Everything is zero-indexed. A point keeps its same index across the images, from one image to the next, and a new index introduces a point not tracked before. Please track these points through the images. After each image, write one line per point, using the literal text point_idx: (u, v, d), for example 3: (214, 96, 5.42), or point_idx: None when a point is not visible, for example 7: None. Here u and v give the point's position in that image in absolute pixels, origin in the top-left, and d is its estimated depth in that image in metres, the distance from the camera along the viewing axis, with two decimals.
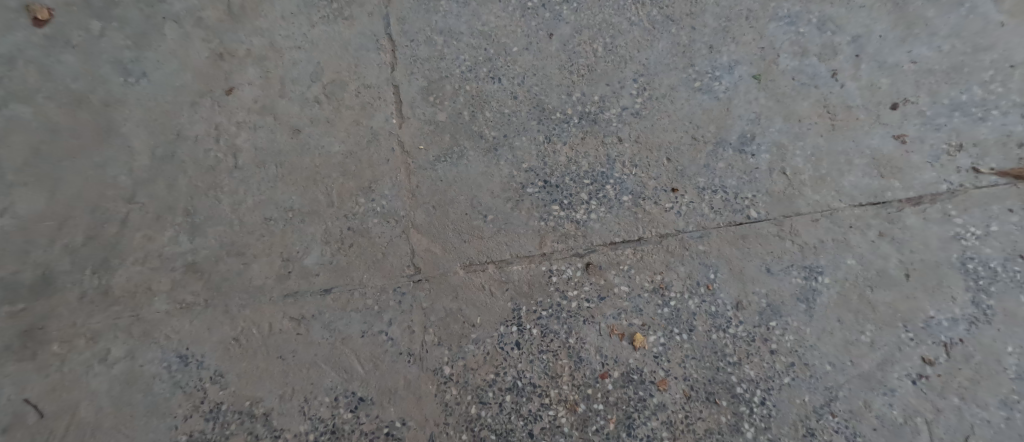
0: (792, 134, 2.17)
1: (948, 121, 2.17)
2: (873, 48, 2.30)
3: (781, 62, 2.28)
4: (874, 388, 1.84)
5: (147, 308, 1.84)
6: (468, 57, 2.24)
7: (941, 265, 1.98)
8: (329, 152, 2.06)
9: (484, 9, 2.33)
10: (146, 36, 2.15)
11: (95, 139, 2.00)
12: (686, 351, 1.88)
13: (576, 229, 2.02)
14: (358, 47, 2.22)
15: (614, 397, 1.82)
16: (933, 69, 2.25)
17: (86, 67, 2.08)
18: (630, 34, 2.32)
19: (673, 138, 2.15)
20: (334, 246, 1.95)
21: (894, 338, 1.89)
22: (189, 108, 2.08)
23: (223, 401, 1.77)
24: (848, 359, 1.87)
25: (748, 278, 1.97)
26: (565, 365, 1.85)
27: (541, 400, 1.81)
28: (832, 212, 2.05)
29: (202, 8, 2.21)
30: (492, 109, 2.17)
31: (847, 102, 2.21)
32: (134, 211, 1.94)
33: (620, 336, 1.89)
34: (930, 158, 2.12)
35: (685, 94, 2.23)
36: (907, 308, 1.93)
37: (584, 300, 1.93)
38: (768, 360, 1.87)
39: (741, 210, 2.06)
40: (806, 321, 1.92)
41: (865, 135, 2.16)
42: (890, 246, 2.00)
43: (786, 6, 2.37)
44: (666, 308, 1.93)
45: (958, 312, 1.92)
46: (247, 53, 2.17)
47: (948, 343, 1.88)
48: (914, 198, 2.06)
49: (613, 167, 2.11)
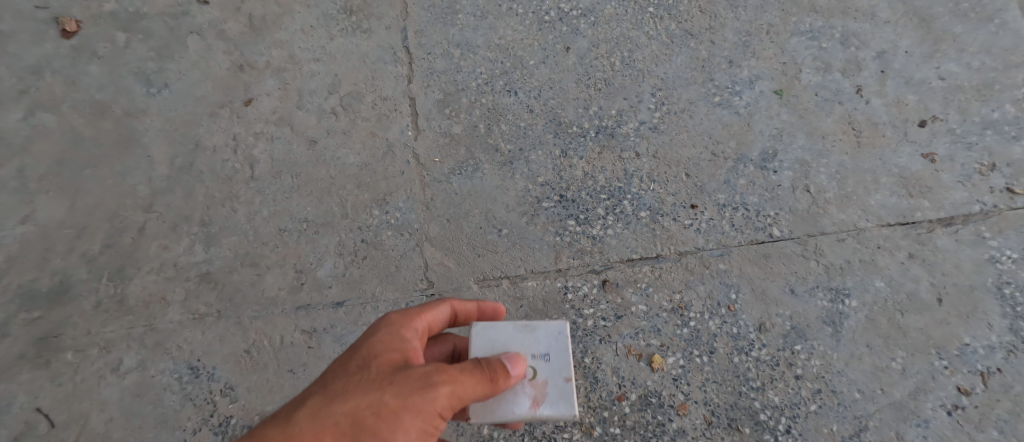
0: (815, 151, 2.11)
1: (979, 139, 2.09)
2: (898, 64, 2.25)
3: (804, 77, 2.24)
4: (906, 419, 1.73)
5: (161, 318, 1.82)
6: (485, 71, 2.24)
7: (975, 290, 1.88)
8: (345, 163, 2.06)
9: (501, 23, 2.33)
10: (169, 48, 2.19)
11: (117, 149, 2.03)
12: (706, 375, 1.80)
13: (593, 244, 1.97)
14: (376, 60, 2.23)
15: (631, 421, 1.75)
16: (962, 86, 2.18)
17: (112, 78, 2.13)
18: (648, 48, 2.30)
19: (692, 154, 2.11)
20: (347, 258, 1.93)
21: (927, 365, 1.79)
22: (209, 119, 2.09)
23: (232, 415, 1.73)
24: (877, 387, 1.77)
25: (772, 299, 1.90)
26: (580, 386, 1.79)
27: (555, 422, 1.75)
28: (858, 231, 1.98)
29: (225, 21, 2.25)
30: (508, 122, 2.15)
31: (873, 119, 2.16)
32: (152, 219, 1.94)
33: (638, 357, 1.82)
34: (961, 178, 2.04)
35: (705, 108, 2.19)
36: (940, 334, 1.83)
37: (600, 319, 1.87)
38: (793, 386, 1.78)
39: (763, 228, 1.99)
40: (833, 346, 1.83)
41: (893, 153, 2.10)
42: (921, 269, 1.92)
43: (808, 21, 2.34)
44: (686, 328, 1.86)
45: (995, 340, 1.81)
46: (267, 65, 2.19)
47: (985, 373, 1.77)
48: (945, 218, 1.98)
49: (631, 183, 2.07)
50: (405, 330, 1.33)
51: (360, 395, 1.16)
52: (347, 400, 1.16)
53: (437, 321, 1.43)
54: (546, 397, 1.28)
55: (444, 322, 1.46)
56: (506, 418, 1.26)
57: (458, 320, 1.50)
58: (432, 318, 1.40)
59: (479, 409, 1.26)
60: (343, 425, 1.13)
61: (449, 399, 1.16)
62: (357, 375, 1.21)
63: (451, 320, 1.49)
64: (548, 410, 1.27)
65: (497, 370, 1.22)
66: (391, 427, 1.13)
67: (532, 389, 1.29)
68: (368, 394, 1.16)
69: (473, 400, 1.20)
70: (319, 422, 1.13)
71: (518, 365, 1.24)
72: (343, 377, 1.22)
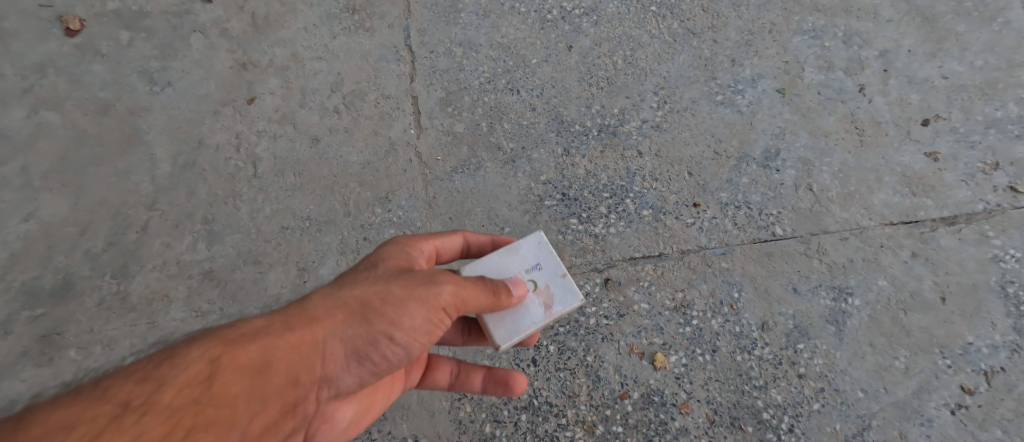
0: (818, 150, 2.11)
1: (982, 138, 2.09)
2: (902, 63, 2.24)
3: (807, 76, 2.24)
4: (910, 418, 1.72)
5: (163, 316, 1.82)
6: (487, 69, 2.24)
7: (978, 289, 1.88)
8: (348, 161, 2.06)
9: (504, 22, 2.34)
10: (173, 47, 2.20)
11: (120, 146, 2.03)
12: (709, 373, 1.79)
13: (595, 243, 1.97)
14: (379, 58, 2.24)
15: (633, 419, 1.74)
16: (965, 85, 2.18)
17: (115, 76, 2.13)
18: (651, 47, 2.30)
19: (694, 152, 2.11)
20: (350, 257, 1.92)
21: (931, 364, 1.78)
22: (211, 117, 2.10)
23: None
24: (881, 386, 1.77)
25: (774, 298, 1.89)
26: (583, 384, 1.78)
27: (558, 421, 1.74)
28: (861, 230, 1.98)
29: (228, 19, 2.26)
30: (510, 121, 2.15)
31: (876, 118, 2.15)
32: (155, 217, 1.94)
33: (640, 355, 1.82)
34: (964, 176, 2.03)
35: (707, 107, 2.19)
36: (944, 333, 1.82)
37: (603, 317, 1.87)
38: (796, 385, 1.78)
39: (766, 227, 1.99)
40: (836, 345, 1.82)
41: (896, 152, 2.09)
42: (924, 267, 1.91)
43: (811, 20, 2.34)
44: (688, 327, 1.86)
45: (998, 339, 1.81)
46: (270, 63, 2.20)
47: (988, 372, 1.77)
48: (948, 217, 1.98)
49: (633, 181, 2.07)
50: (411, 248, 1.44)
51: (367, 285, 1.27)
52: (356, 287, 1.26)
53: (448, 249, 1.55)
54: (553, 298, 1.41)
55: (455, 250, 1.58)
56: (527, 331, 1.37)
57: (468, 250, 1.62)
58: (439, 243, 1.52)
59: (502, 338, 1.35)
60: (350, 306, 1.23)
61: (452, 298, 1.25)
62: (369, 271, 1.33)
63: (462, 251, 1.61)
64: (560, 309, 1.39)
65: (499, 288, 1.32)
66: (393, 313, 1.22)
67: (540, 297, 1.40)
68: (377, 287, 1.25)
69: (474, 308, 1.29)
70: (332, 302, 1.24)
71: (517, 286, 1.36)
72: (354, 273, 1.33)
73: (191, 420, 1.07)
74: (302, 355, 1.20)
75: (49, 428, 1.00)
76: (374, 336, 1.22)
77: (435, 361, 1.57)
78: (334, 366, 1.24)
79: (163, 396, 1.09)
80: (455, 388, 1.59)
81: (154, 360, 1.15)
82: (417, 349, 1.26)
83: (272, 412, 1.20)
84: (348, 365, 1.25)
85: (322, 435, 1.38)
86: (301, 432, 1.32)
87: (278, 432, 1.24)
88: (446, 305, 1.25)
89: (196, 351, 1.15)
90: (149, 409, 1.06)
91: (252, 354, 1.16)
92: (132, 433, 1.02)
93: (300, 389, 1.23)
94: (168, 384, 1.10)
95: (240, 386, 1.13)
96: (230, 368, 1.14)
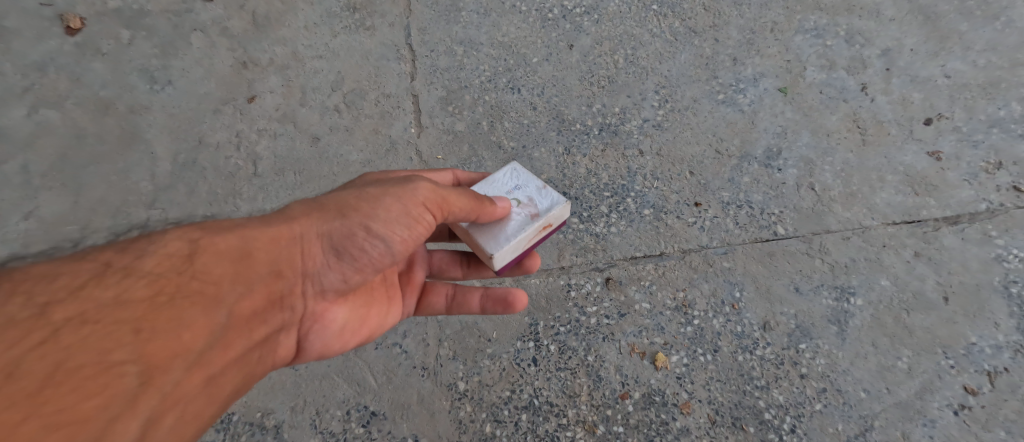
0: (819, 149, 2.10)
1: (985, 137, 2.08)
2: (904, 62, 2.23)
3: (809, 74, 2.23)
4: (913, 418, 1.70)
5: None
6: (488, 68, 2.23)
7: (981, 289, 1.86)
8: (348, 160, 2.04)
9: (505, 21, 2.34)
10: (173, 45, 2.20)
11: (120, 145, 2.03)
12: (710, 373, 1.78)
13: (596, 242, 1.97)
14: (379, 57, 2.23)
15: (635, 419, 1.72)
16: (968, 84, 2.17)
17: (115, 75, 2.13)
18: (652, 46, 2.30)
19: (695, 151, 2.10)
20: None
21: (933, 364, 1.77)
22: (211, 116, 2.10)
23: (235, 412, 1.75)
24: (883, 386, 1.75)
25: (776, 298, 1.88)
26: (584, 383, 1.77)
27: (558, 420, 1.72)
28: (863, 230, 1.97)
29: (229, 18, 2.27)
30: (511, 119, 2.15)
31: (878, 117, 2.15)
32: (155, 216, 1.91)
33: (641, 355, 1.81)
34: (967, 176, 2.02)
35: (708, 106, 2.18)
36: (947, 333, 1.81)
37: (604, 317, 1.86)
38: (798, 385, 1.76)
39: (767, 226, 1.98)
40: (838, 345, 1.81)
41: (898, 151, 2.08)
42: (927, 267, 1.90)
43: (812, 19, 2.34)
44: (689, 326, 1.85)
45: (1002, 340, 1.79)
46: (270, 62, 2.20)
47: (992, 372, 1.75)
48: (951, 217, 1.97)
49: (634, 180, 2.06)
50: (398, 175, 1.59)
51: (347, 190, 1.34)
52: (336, 193, 1.34)
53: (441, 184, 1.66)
54: (536, 208, 1.48)
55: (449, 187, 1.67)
56: (519, 237, 1.42)
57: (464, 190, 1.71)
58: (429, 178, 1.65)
59: (496, 244, 1.40)
60: (330, 205, 1.30)
61: (431, 194, 1.30)
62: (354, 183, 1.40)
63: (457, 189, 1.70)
64: (546, 214, 1.47)
65: (480, 195, 1.39)
66: (371, 205, 1.27)
67: (524, 210, 1.48)
68: (355, 189, 1.32)
69: (454, 212, 1.32)
70: (314, 205, 1.32)
71: (499, 198, 1.45)
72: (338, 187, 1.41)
73: (173, 284, 1.09)
74: (282, 247, 1.27)
75: (29, 278, 1.01)
76: (351, 230, 1.28)
77: (430, 285, 1.68)
78: (316, 261, 1.32)
79: (143, 264, 1.10)
80: (450, 311, 1.68)
81: (136, 237, 1.17)
82: (397, 242, 1.30)
83: (259, 298, 1.24)
84: (330, 260, 1.32)
85: (315, 336, 1.42)
86: (291, 331, 1.37)
87: (266, 323, 1.28)
88: (424, 200, 1.29)
89: (177, 232, 1.18)
90: (131, 271, 1.08)
91: (232, 241, 1.20)
92: (112, 291, 1.03)
93: (285, 281, 1.30)
94: (148, 255, 1.12)
95: (222, 268, 1.16)
96: (211, 248, 1.17)
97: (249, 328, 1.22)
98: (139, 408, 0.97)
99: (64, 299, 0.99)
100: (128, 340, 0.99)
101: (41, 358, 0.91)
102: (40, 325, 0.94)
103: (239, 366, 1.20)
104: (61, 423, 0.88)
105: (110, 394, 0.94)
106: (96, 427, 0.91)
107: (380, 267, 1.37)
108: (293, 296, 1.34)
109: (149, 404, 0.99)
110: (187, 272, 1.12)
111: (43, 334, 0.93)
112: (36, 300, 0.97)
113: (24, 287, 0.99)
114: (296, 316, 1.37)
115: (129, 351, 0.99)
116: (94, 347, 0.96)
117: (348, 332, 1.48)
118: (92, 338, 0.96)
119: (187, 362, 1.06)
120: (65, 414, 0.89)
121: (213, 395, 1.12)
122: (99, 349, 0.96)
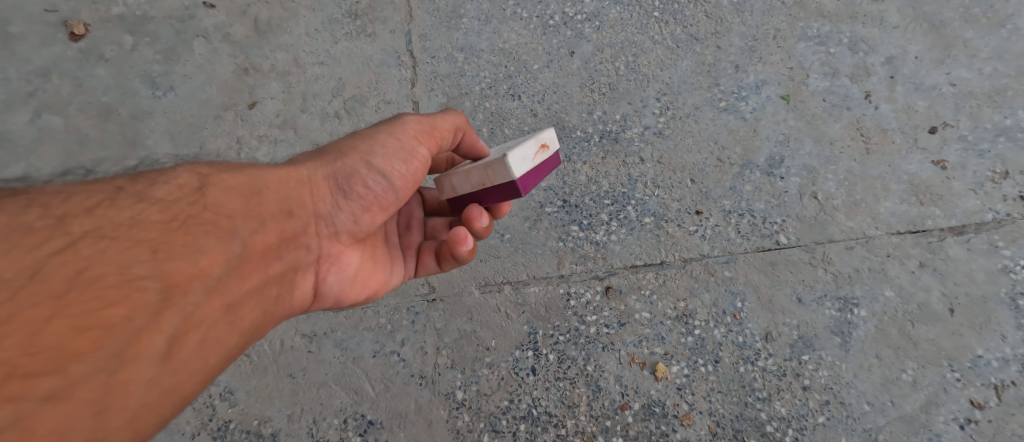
0: (822, 159, 2.08)
1: (991, 147, 2.05)
2: (907, 70, 2.21)
3: (811, 82, 2.21)
4: (917, 432, 1.69)
5: None
6: (488, 75, 2.23)
7: (988, 301, 1.83)
8: None
9: (505, 27, 2.32)
10: (175, 51, 2.21)
11: (122, 151, 2.04)
12: (711, 385, 1.77)
13: (596, 250, 1.95)
14: (380, 63, 2.24)
15: (635, 430, 1.72)
16: (973, 92, 2.15)
17: (118, 81, 2.14)
18: (653, 53, 2.29)
19: (696, 160, 2.09)
20: None
21: (939, 377, 1.74)
22: (213, 122, 2.11)
23: (232, 419, 1.75)
24: (887, 399, 1.73)
25: (778, 308, 1.86)
26: (582, 394, 1.76)
27: (557, 431, 1.73)
28: (867, 239, 1.94)
29: (231, 24, 2.27)
30: (511, 126, 2.15)
31: (882, 125, 2.13)
32: None
33: (641, 365, 1.79)
34: (973, 185, 1.99)
35: (709, 113, 2.17)
36: (953, 346, 1.78)
37: (604, 326, 1.85)
38: (801, 397, 1.75)
39: (770, 236, 1.96)
40: (841, 357, 1.79)
41: (902, 160, 2.06)
42: (932, 278, 1.87)
43: (816, 26, 2.31)
44: (690, 337, 1.83)
45: (1009, 352, 1.76)
46: (272, 68, 2.20)
47: (999, 386, 1.72)
48: (957, 227, 1.94)
49: (635, 188, 2.04)
50: None
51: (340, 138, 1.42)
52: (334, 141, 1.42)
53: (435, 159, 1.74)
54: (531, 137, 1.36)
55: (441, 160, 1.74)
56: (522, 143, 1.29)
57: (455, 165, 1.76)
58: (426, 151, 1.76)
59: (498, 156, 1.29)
60: (330, 151, 1.37)
61: (420, 126, 1.43)
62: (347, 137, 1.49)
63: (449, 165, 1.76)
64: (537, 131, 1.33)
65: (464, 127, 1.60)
66: (369, 143, 1.37)
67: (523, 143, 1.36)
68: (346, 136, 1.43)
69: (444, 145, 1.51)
70: (314, 153, 1.38)
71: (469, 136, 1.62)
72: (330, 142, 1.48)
73: (186, 212, 1.06)
74: (291, 188, 1.28)
75: (43, 194, 0.96)
76: (353, 167, 1.35)
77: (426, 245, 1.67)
78: (327, 203, 1.35)
79: (155, 191, 1.06)
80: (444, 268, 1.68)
81: (144, 172, 1.12)
82: (397, 178, 1.38)
83: (273, 235, 1.20)
84: (338, 201, 1.35)
85: (332, 280, 1.41)
86: (307, 272, 1.33)
87: (283, 261, 1.23)
88: (416, 133, 1.42)
89: (185, 167, 1.15)
90: (144, 196, 1.03)
91: (242, 180, 1.18)
92: (126, 213, 0.98)
93: (296, 220, 1.28)
94: (160, 183, 1.08)
95: (235, 203, 1.14)
96: (222, 185, 1.14)
97: (265, 262, 1.16)
98: (162, 323, 0.90)
99: (81, 214, 0.94)
100: (146, 258, 0.94)
101: (63, 264, 0.85)
102: (60, 234, 0.89)
103: (259, 301, 1.13)
104: (86, 326, 0.82)
105: (132, 306, 0.88)
106: (118, 335, 0.84)
107: (386, 207, 1.43)
108: (306, 234, 1.32)
109: (172, 320, 0.92)
110: (199, 203, 1.09)
111: (63, 243, 0.87)
112: (54, 212, 0.92)
113: (40, 202, 0.93)
114: (312, 257, 1.34)
115: (148, 267, 0.94)
116: (114, 260, 0.90)
117: (360, 282, 1.49)
118: (112, 252, 0.91)
119: (207, 285, 1.00)
120: (87, 318, 0.83)
121: (236, 324, 1.04)
122: (117, 262, 0.90)
